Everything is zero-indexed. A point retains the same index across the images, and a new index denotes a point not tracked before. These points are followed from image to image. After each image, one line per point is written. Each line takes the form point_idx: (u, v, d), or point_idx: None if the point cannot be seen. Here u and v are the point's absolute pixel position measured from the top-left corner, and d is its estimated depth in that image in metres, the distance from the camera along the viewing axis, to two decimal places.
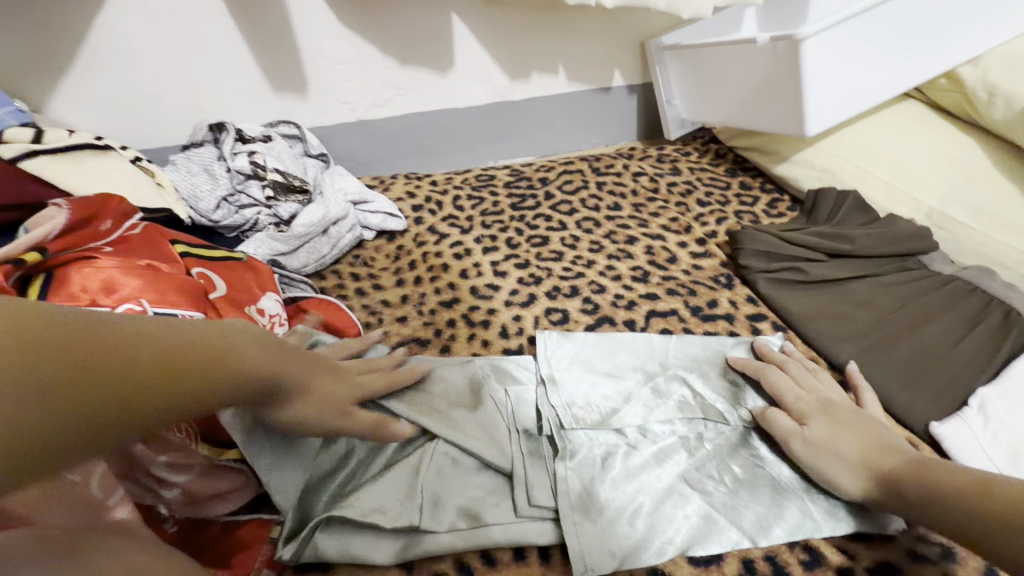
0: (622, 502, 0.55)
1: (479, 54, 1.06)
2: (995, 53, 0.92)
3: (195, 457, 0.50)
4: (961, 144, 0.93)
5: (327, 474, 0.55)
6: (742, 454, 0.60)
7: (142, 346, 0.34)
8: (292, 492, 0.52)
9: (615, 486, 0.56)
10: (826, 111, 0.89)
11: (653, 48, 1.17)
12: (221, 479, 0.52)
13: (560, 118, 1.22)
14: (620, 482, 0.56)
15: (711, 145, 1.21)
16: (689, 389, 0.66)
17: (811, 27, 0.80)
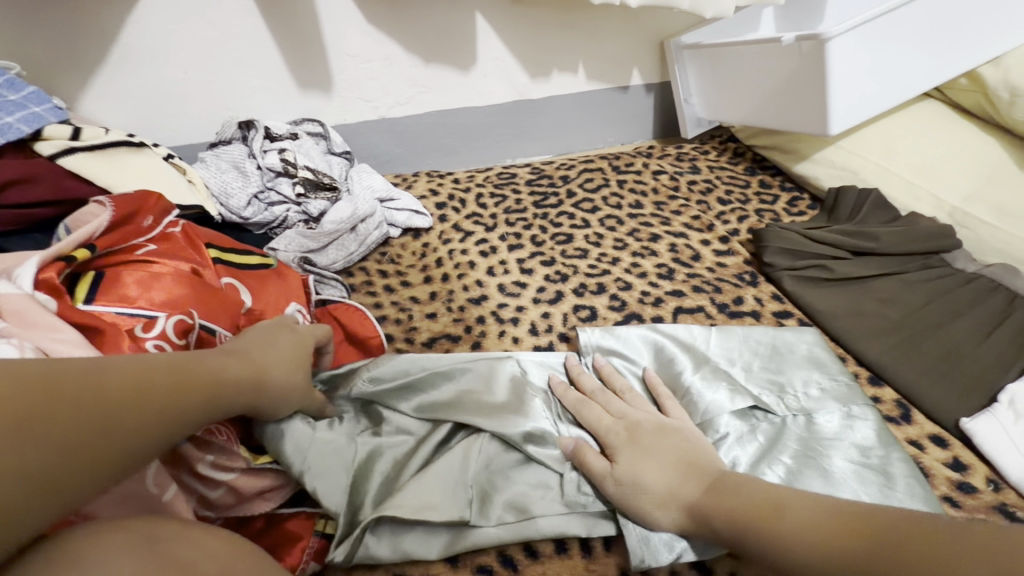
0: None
1: (501, 52, 1.06)
2: (1017, 53, 0.92)
3: (239, 461, 0.51)
4: (982, 143, 0.94)
5: (374, 473, 0.54)
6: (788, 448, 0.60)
7: (145, 373, 0.37)
8: (340, 493, 0.52)
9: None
10: (850, 110, 0.90)
11: (671, 47, 1.17)
12: (265, 477, 0.52)
13: (578, 117, 1.23)
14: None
15: (729, 143, 1.22)
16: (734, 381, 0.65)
17: (838, 26, 0.80)
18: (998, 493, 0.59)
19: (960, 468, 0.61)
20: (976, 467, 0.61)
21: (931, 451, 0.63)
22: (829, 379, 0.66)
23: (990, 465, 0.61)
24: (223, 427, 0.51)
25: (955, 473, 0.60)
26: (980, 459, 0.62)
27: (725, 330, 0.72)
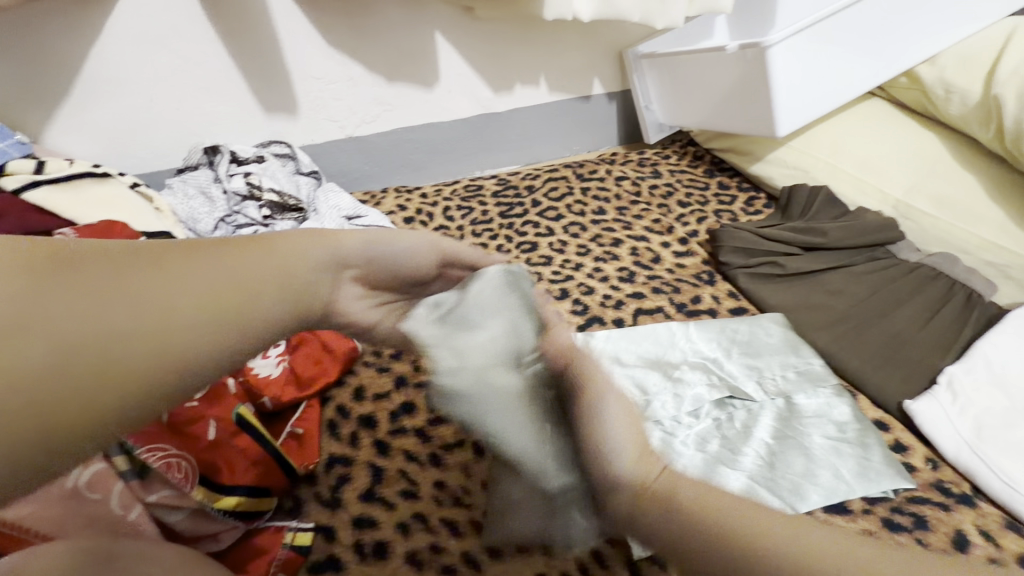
0: None
1: (463, 68, 1.09)
2: (951, 52, 0.97)
3: (188, 501, 0.53)
4: (924, 138, 0.98)
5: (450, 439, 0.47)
6: (772, 429, 0.64)
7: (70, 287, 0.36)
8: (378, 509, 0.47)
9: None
10: (795, 112, 0.94)
11: (630, 56, 1.21)
12: (214, 519, 0.54)
13: (544, 127, 1.26)
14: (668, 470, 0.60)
15: (689, 147, 1.26)
16: (715, 372, 0.70)
17: (778, 34, 0.84)
18: (936, 471, 0.62)
19: (900, 450, 0.65)
20: (916, 448, 0.65)
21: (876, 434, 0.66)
22: (807, 361, 0.71)
23: (929, 446, 0.65)
24: (182, 461, 0.54)
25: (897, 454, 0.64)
26: (920, 440, 0.66)
27: (701, 323, 0.76)
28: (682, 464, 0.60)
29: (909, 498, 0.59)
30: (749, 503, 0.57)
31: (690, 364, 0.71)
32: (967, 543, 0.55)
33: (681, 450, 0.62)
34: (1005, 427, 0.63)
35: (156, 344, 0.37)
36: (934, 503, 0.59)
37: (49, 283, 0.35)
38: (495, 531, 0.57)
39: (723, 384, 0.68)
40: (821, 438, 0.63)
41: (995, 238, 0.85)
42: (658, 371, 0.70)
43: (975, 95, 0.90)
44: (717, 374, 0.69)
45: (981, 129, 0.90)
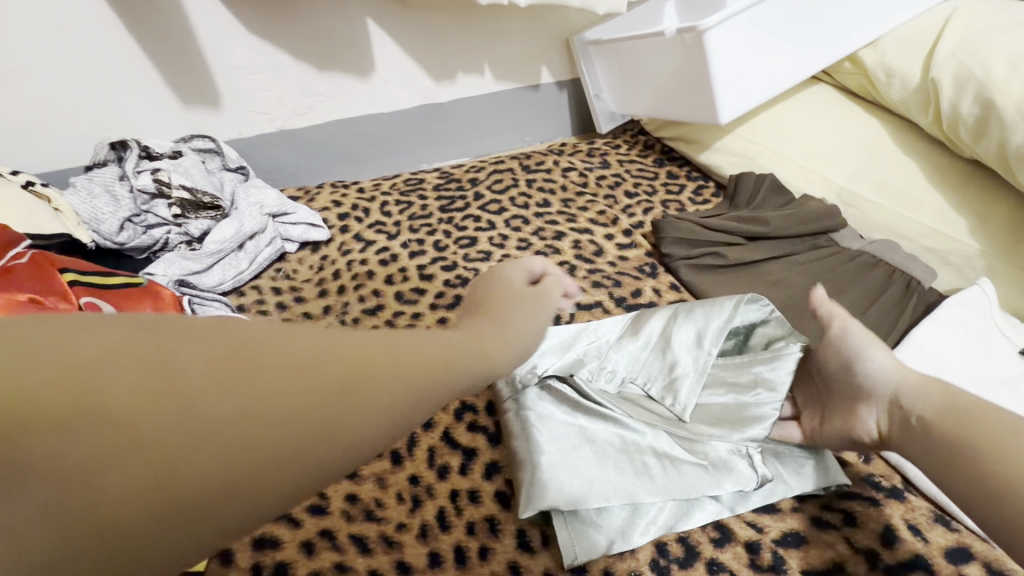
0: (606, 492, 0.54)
1: (399, 57, 1.05)
2: (892, 36, 0.96)
3: None
4: (867, 124, 0.97)
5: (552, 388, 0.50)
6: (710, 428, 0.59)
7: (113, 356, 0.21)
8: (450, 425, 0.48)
9: (598, 473, 0.55)
10: (736, 98, 0.92)
11: (577, 44, 1.18)
12: None
13: (491, 118, 1.22)
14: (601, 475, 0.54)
15: (640, 137, 1.23)
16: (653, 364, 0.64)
17: (713, 17, 0.82)
18: (868, 465, 0.60)
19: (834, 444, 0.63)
20: None
21: None
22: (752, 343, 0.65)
23: None
24: None
25: None
26: None
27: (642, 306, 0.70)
28: (622, 468, 0.55)
29: (840, 495, 0.57)
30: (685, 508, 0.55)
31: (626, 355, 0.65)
32: (897, 539, 0.52)
33: (617, 450, 0.57)
34: None
35: (362, 431, 0.24)
36: (864, 499, 0.56)
37: (149, 353, 0.21)
38: (407, 547, 0.53)
39: (660, 384, 0.62)
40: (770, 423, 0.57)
41: (934, 224, 0.83)
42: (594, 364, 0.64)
43: (914, 79, 0.89)
44: (655, 368, 0.64)
45: (920, 113, 0.89)
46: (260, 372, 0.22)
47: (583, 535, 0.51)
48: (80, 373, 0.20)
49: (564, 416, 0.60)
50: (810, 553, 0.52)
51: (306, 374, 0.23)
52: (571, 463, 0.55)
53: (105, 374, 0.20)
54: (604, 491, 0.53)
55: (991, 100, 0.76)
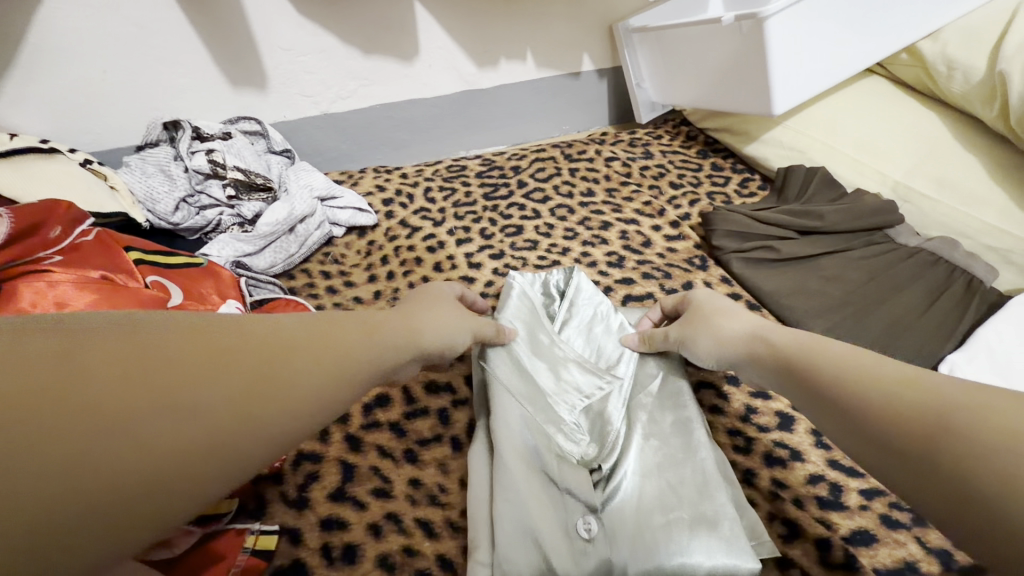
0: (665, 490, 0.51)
1: (445, 41, 1.03)
2: (954, 27, 0.93)
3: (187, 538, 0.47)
4: (924, 118, 0.94)
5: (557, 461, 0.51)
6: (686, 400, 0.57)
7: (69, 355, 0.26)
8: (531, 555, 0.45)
9: (634, 502, 0.50)
10: (792, 89, 0.90)
11: (621, 31, 1.16)
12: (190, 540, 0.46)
13: (531, 105, 1.20)
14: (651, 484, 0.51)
15: (682, 127, 1.21)
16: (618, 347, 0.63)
17: (775, 4, 0.79)
18: None
19: None
20: None
21: None
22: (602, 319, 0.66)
23: None
24: None
25: None
26: None
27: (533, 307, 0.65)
28: (661, 499, 0.50)
29: None
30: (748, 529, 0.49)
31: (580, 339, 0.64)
32: None
33: (651, 454, 0.54)
34: None
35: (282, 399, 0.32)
36: None
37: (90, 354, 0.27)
38: None
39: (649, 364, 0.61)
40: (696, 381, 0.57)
41: (996, 222, 0.81)
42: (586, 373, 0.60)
43: (978, 72, 0.86)
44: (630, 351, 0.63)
45: (984, 108, 0.86)
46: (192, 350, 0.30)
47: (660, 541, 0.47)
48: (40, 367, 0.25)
49: (562, 444, 0.55)
50: (881, 552, 0.51)
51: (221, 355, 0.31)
52: (646, 488, 0.51)
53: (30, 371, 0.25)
54: (656, 499, 0.50)
55: None
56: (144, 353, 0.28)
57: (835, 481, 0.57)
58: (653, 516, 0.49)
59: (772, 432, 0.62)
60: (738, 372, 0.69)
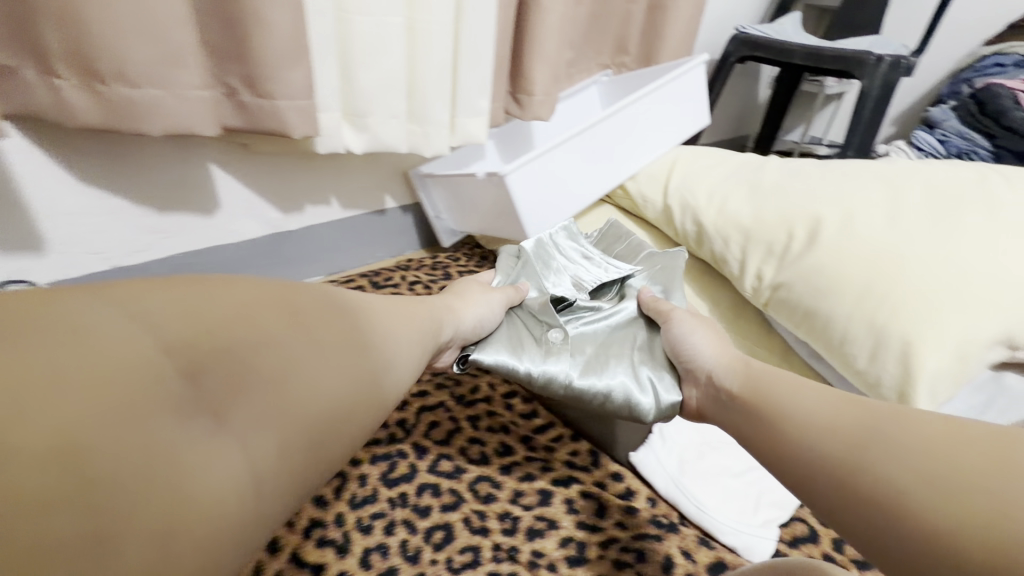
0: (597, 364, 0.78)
1: (246, 195, 1.13)
2: (643, 173, 1.31)
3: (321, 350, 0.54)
4: (638, 234, 1.27)
5: (541, 332, 0.82)
6: (630, 328, 0.85)
7: (122, 335, 0.36)
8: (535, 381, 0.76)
9: (585, 351, 0.80)
10: (537, 221, 1.17)
11: (414, 176, 1.39)
12: None
13: (341, 240, 1.35)
14: (585, 352, 0.80)
15: (476, 249, 1.45)
16: (614, 284, 0.95)
17: (510, 165, 1.06)
18: (654, 508, 0.77)
19: (631, 495, 0.78)
20: (642, 490, 0.79)
21: (611, 487, 0.79)
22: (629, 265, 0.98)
23: (650, 486, 0.80)
24: None
25: (624, 500, 0.77)
26: (644, 484, 0.81)
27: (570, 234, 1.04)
28: (594, 361, 0.79)
29: (633, 537, 0.72)
30: (655, 392, 0.75)
31: (587, 271, 0.97)
32: (673, 565, 0.69)
33: (594, 339, 0.82)
34: (695, 460, 0.83)
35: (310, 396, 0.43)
36: (651, 538, 0.72)
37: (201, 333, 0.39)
38: None
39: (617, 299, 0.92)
40: (627, 311, 0.87)
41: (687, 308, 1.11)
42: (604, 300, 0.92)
43: (658, 204, 1.21)
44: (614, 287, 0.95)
45: (666, 227, 1.19)
46: (244, 369, 0.40)
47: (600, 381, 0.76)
48: (181, 346, 0.38)
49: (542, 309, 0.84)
50: None
51: (257, 357, 0.41)
52: (591, 354, 0.80)
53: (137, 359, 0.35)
54: (590, 367, 0.78)
55: (700, 223, 1.07)
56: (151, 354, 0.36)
57: (581, 539, 0.71)
58: (592, 364, 0.78)
59: (533, 509, 0.75)
60: (511, 461, 0.82)
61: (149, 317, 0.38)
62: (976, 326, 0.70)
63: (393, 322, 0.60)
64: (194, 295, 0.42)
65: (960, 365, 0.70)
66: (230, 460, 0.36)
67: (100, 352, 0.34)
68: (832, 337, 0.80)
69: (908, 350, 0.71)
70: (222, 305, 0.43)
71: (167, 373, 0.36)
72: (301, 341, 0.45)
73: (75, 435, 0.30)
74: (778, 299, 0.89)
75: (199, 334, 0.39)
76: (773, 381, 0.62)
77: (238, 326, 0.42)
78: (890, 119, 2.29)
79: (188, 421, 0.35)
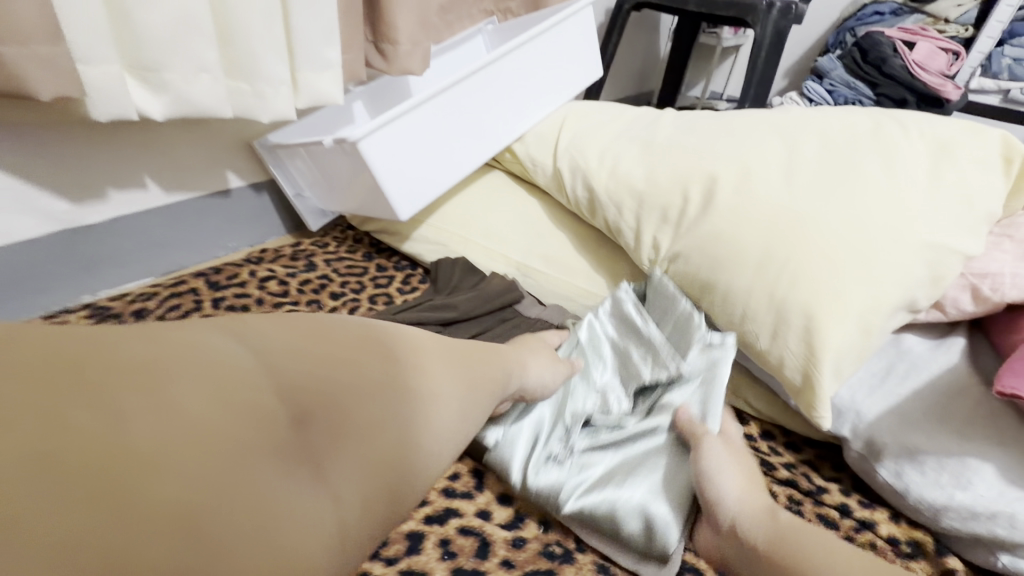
0: (609, 477, 0.66)
1: (6, 181, 0.84)
2: (532, 133, 1.15)
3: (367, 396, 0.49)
4: (531, 203, 1.13)
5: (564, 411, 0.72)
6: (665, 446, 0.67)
7: (196, 378, 0.37)
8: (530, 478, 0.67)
9: (602, 464, 0.68)
10: (409, 196, 0.99)
11: (261, 147, 1.13)
12: None
13: (172, 231, 1.09)
14: (598, 464, 0.68)
15: (350, 232, 1.24)
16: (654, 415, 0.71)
17: (360, 129, 0.86)
18: (545, 534, 0.66)
19: (519, 521, 0.67)
20: (533, 512, 0.68)
21: (496, 514, 0.67)
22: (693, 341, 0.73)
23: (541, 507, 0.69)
24: None
25: (511, 530, 0.65)
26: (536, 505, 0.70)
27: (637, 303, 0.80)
28: (614, 472, 0.67)
29: None
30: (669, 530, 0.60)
31: (637, 365, 0.76)
32: None
33: (627, 462, 0.67)
34: None
35: (358, 439, 0.42)
36: (541, 574, 0.60)
37: (276, 373, 0.41)
38: None
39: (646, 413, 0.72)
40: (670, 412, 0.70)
41: (585, 285, 0.99)
42: (641, 408, 0.74)
43: (548, 167, 1.07)
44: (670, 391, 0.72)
45: (558, 194, 1.05)
46: (316, 406, 0.41)
47: (611, 500, 0.63)
48: (229, 383, 0.38)
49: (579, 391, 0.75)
50: None
51: (260, 387, 0.40)
52: (612, 468, 0.67)
53: (194, 395, 0.36)
54: (600, 480, 0.66)
55: (592, 188, 0.94)
56: (237, 397, 0.38)
57: None
58: (611, 477, 0.66)
59: (399, 562, 0.60)
60: None
61: (259, 347, 0.42)
62: (878, 293, 0.63)
63: (466, 383, 0.54)
64: (314, 332, 0.46)
65: (863, 337, 0.63)
66: (298, 500, 0.37)
67: (208, 384, 0.37)
68: (732, 315, 0.71)
69: (810, 325, 0.63)
70: (295, 342, 0.44)
71: (273, 408, 0.39)
72: (379, 384, 0.46)
73: (111, 439, 0.32)
74: (675, 272, 0.78)
75: (309, 377, 0.42)
76: (787, 547, 0.53)
77: (292, 359, 0.43)
78: (783, 73, 2.30)
79: (280, 461, 0.37)
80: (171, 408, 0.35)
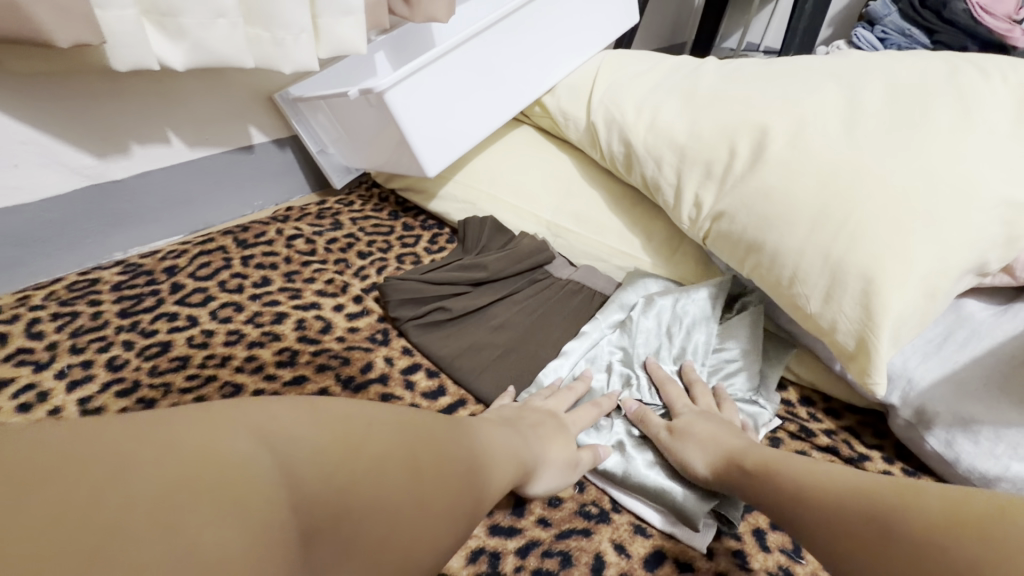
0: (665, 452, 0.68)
1: (29, 135, 0.83)
2: (564, 85, 1.09)
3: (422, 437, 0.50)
4: (562, 160, 1.08)
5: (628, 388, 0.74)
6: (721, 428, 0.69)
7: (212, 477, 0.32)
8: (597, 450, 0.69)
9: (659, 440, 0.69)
10: (436, 152, 0.95)
11: (282, 101, 1.10)
12: None
13: (198, 188, 1.07)
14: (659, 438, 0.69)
15: (375, 190, 1.21)
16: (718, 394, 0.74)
17: (386, 79, 0.81)
18: (580, 495, 0.65)
19: None
20: None
21: None
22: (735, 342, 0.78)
23: (578, 470, 0.69)
24: None
25: (546, 491, 0.65)
26: None
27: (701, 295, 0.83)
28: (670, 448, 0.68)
29: (557, 536, 0.59)
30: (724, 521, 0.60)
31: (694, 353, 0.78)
32: (604, 565, 0.56)
33: None
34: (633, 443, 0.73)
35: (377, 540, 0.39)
36: (578, 533, 0.60)
37: (303, 470, 0.37)
38: None
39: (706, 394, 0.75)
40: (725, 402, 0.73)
41: (619, 246, 0.95)
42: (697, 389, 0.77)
43: (582, 121, 1.01)
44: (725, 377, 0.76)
45: (591, 150, 1.00)
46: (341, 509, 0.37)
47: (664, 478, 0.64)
48: (252, 484, 0.34)
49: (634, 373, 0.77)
50: None
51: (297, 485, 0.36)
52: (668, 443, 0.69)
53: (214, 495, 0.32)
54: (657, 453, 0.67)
55: (629, 142, 0.89)
56: (260, 502, 0.33)
57: (495, 549, 0.58)
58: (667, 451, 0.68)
59: None
60: None
61: (289, 447, 0.37)
62: (946, 252, 0.59)
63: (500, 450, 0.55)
64: (348, 429, 0.41)
65: (927, 300, 0.60)
66: None
67: (222, 487, 0.32)
68: (781, 277, 0.67)
69: (870, 287, 0.59)
70: (335, 429, 0.41)
71: (284, 519, 0.34)
72: (397, 498, 0.40)
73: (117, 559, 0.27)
74: (719, 232, 0.74)
75: (334, 479, 0.38)
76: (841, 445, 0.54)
77: (330, 456, 0.39)
78: (828, 21, 2.14)
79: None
80: (171, 524, 0.29)
